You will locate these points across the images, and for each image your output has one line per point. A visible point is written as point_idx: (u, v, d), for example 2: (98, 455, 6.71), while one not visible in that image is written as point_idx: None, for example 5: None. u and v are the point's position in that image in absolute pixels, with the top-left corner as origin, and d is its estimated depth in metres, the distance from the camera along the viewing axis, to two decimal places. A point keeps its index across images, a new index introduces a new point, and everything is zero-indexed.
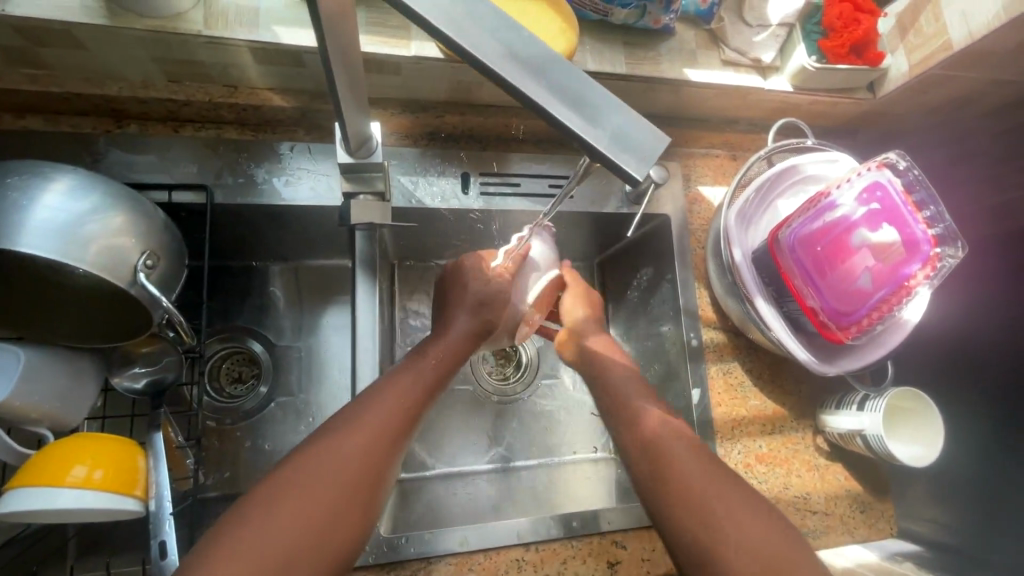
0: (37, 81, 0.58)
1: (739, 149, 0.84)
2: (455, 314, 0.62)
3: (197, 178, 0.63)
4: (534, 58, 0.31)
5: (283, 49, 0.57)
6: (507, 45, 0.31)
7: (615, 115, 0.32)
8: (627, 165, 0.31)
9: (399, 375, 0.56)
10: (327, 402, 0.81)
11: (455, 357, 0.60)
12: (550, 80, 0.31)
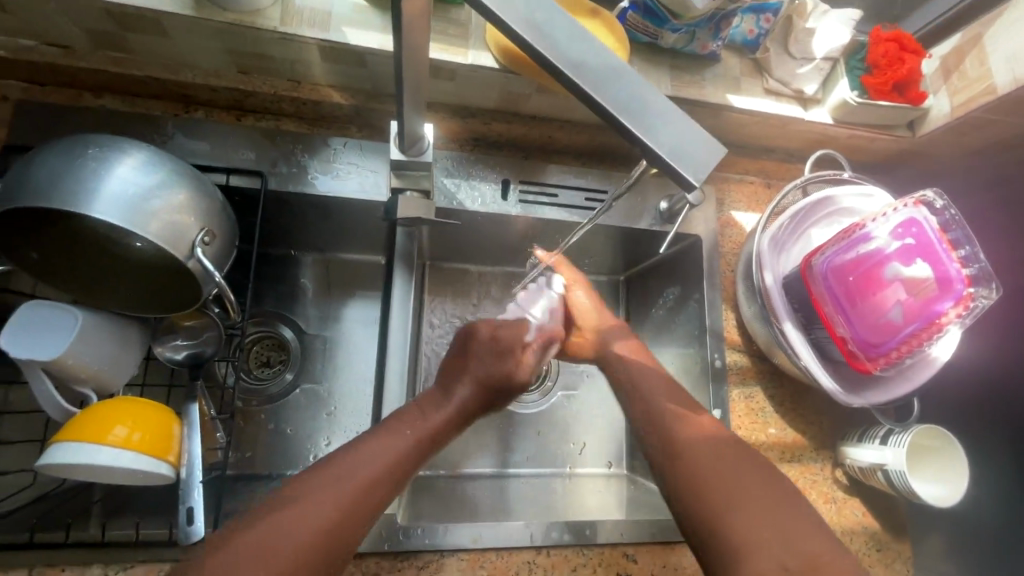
0: (118, 64, 0.62)
1: (773, 177, 0.85)
2: (461, 384, 0.61)
3: (254, 165, 0.66)
4: (604, 69, 0.34)
5: (350, 49, 0.60)
6: (578, 53, 0.33)
7: (672, 126, 0.34)
8: (684, 174, 0.33)
9: (397, 424, 0.55)
10: (348, 393, 0.83)
11: (454, 420, 0.59)
12: (618, 90, 0.33)
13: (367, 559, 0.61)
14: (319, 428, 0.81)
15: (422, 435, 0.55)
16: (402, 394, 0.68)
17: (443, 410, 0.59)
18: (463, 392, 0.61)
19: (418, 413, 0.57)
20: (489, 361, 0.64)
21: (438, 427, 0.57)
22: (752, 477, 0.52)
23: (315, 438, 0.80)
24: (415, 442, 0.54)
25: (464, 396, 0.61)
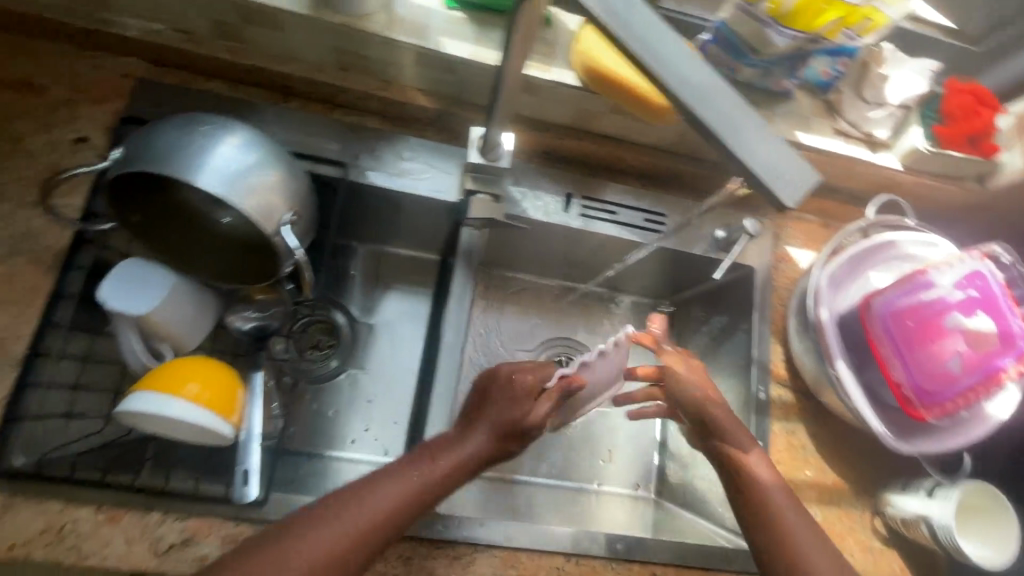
0: (232, 53, 0.68)
1: (832, 218, 0.85)
2: (478, 425, 0.58)
3: (338, 155, 0.71)
4: (709, 90, 0.36)
5: (444, 57, 0.64)
6: (686, 73, 0.36)
7: (772, 148, 0.36)
8: (777, 194, 0.36)
9: (401, 468, 0.54)
10: (392, 381, 0.87)
11: (462, 471, 0.56)
12: (718, 110, 0.35)
13: (403, 542, 0.62)
14: (361, 414, 0.84)
15: (424, 480, 0.53)
16: (449, 388, 0.70)
17: (452, 457, 0.55)
18: (472, 443, 0.57)
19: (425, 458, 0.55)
20: (512, 411, 0.58)
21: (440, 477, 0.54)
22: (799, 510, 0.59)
23: (356, 422, 0.84)
24: (415, 490, 0.53)
25: (472, 446, 0.56)
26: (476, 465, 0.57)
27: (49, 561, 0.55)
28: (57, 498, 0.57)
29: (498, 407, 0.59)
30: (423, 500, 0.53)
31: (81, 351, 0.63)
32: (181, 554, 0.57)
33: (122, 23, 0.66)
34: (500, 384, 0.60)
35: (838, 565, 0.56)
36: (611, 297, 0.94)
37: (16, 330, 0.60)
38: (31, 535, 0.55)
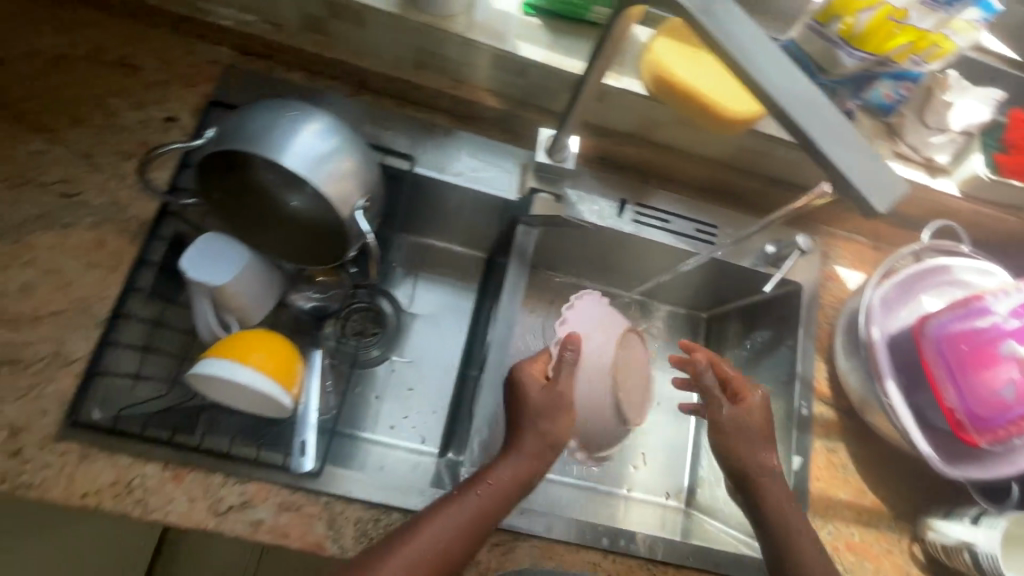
0: (316, 46, 0.71)
1: (881, 241, 0.86)
2: (524, 435, 0.64)
3: (407, 148, 0.74)
4: (808, 99, 0.38)
5: (519, 60, 0.67)
6: (787, 83, 0.38)
7: (867, 160, 0.38)
8: (868, 202, 0.38)
9: (451, 500, 0.59)
10: (430, 374, 0.85)
11: (508, 494, 0.61)
12: (815, 120, 0.38)
13: None
14: (401, 401, 0.82)
15: (474, 514, 0.59)
16: (496, 379, 0.73)
17: (493, 488, 0.61)
18: (509, 468, 0.62)
19: (468, 494, 0.60)
20: (546, 412, 0.65)
21: (486, 509, 0.59)
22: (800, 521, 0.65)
23: (394, 409, 0.82)
24: (465, 527, 0.58)
25: (511, 472, 0.62)
26: (518, 488, 0.62)
27: (117, 512, 0.58)
28: (127, 453, 0.60)
29: (533, 426, 0.64)
30: (479, 530, 0.58)
31: (148, 315, 0.66)
32: (239, 517, 0.60)
33: (219, 13, 0.71)
34: (523, 379, 0.67)
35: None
36: (648, 305, 0.94)
37: (100, 294, 0.63)
38: (103, 486, 0.58)
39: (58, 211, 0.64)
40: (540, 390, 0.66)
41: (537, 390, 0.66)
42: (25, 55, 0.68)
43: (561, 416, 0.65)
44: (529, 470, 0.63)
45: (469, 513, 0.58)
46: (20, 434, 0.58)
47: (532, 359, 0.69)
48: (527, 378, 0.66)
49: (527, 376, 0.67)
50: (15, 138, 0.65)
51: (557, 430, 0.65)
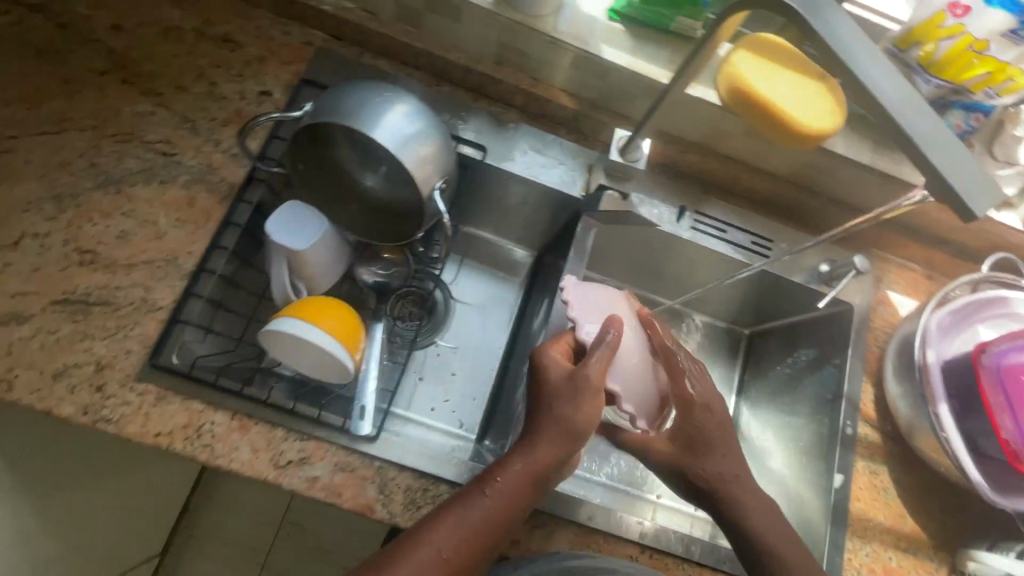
0: (407, 36, 0.75)
1: (936, 270, 0.86)
2: (546, 422, 0.57)
3: (480, 139, 0.77)
4: (911, 105, 0.41)
5: (601, 62, 0.71)
6: (889, 92, 0.42)
7: (965, 164, 0.41)
8: (969, 204, 0.41)
9: (458, 501, 0.55)
10: (474, 361, 0.86)
11: (527, 483, 0.56)
12: (918, 125, 0.41)
13: None
14: (443, 384, 0.84)
15: (480, 520, 0.54)
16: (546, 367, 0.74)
17: (501, 491, 0.55)
18: (518, 467, 0.56)
19: (473, 498, 0.55)
20: (567, 396, 0.57)
21: (494, 515, 0.55)
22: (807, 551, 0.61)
23: (436, 392, 0.83)
24: (469, 534, 0.53)
25: (521, 471, 0.56)
26: (529, 488, 0.56)
27: (185, 454, 0.61)
28: (200, 399, 0.63)
29: (552, 413, 0.57)
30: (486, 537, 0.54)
31: (220, 270, 0.68)
32: (297, 471, 0.63)
33: None
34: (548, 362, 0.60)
35: None
36: (685, 314, 0.97)
37: (187, 248, 0.67)
38: (173, 428, 0.61)
39: (158, 168, 0.69)
40: (560, 375, 0.58)
41: (553, 378, 0.58)
42: (140, 24, 0.73)
43: (584, 399, 0.57)
44: (552, 456, 0.57)
45: (481, 516, 0.54)
46: (105, 370, 0.62)
47: (554, 340, 0.62)
48: (550, 363, 0.59)
49: (551, 362, 0.59)
50: (125, 98, 0.70)
51: (584, 415, 0.57)
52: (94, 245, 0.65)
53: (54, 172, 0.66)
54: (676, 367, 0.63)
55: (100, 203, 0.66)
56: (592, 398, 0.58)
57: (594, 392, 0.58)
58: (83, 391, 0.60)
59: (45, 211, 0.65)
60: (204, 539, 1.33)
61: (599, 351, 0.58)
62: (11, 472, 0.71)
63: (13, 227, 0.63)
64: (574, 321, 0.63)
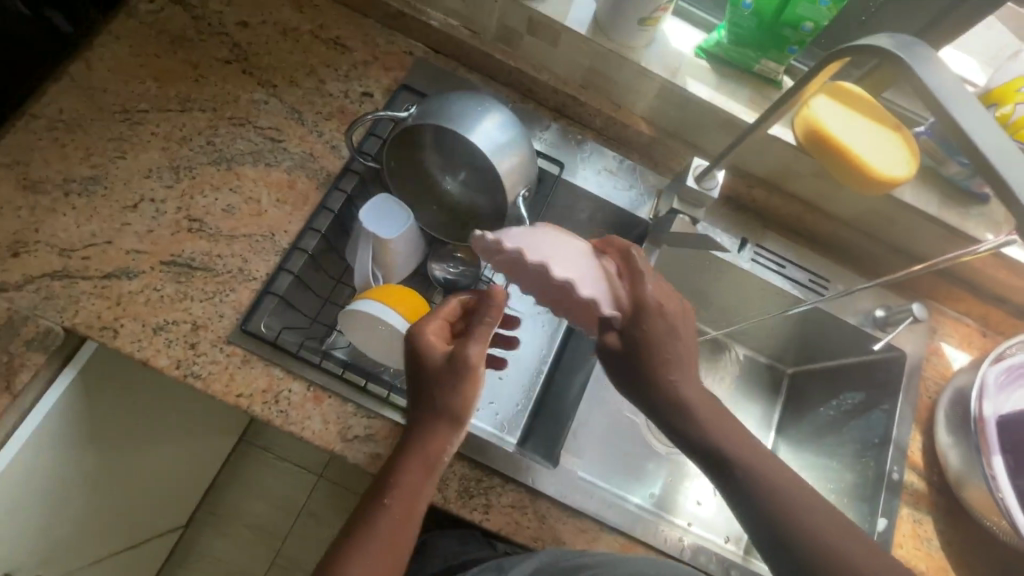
0: (502, 54, 0.81)
1: (991, 327, 0.87)
2: (430, 418, 0.55)
3: (558, 156, 0.82)
4: (1011, 153, 0.44)
5: (684, 94, 0.75)
6: (992, 140, 0.44)
7: None
8: None
9: (359, 527, 0.53)
10: (522, 368, 0.89)
11: (421, 476, 0.55)
12: (1019, 172, 0.43)
13: (541, 500, 0.69)
14: (490, 386, 0.86)
15: (389, 529, 0.53)
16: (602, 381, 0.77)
17: (400, 496, 0.54)
18: (411, 465, 0.55)
19: (375, 511, 0.54)
20: (443, 382, 0.55)
21: (399, 521, 0.54)
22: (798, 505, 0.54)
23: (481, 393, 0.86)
24: (379, 550, 0.52)
25: (414, 471, 0.55)
26: (426, 480, 0.55)
27: (262, 416, 0.65)
28: (280, 367, 0.67)
29: (431, 405, 0.55)
30: (401, 542, 0.53)
31: (311, 249, 0.72)
32: (362, 446, 0.66)
33: (427, 13, 0.81)
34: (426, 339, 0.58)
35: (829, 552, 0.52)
36: (727, 345, 0.99)
37: (284, 227, 0.72)
38: (254, 391, 0.65)
39: (265, 151, 0.75)
40: (440, 357, 0.56)
41: (432, 366, 0.56)
42: (264, 21, 0.80)
43: (462, 379, 0.55)
44: (441, 445, 0.55)
45: (383, 527, 0.53)
46: (199, 329, 0.66)
47: (428, 318, 0.60)
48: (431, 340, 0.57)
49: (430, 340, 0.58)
50: (243, 86, 0.77)
51: (468, 400, 0.56)
52: (202, 214, 0.70)
53: (176, 145, 0.72)
54: (631, 271, 0.58)
55: (212, 177, 0.72)
56: (468, 371, 0.55)
57: (471, 373, 0.55)
58: (177, 347, 0.65)
59: (164, 179, 0.71)
60: (223, 518, 1.34)
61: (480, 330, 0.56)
62: (89, 418, 0.75)
63: (135, 191, 0.70)
64: (520, 250, 0.57)
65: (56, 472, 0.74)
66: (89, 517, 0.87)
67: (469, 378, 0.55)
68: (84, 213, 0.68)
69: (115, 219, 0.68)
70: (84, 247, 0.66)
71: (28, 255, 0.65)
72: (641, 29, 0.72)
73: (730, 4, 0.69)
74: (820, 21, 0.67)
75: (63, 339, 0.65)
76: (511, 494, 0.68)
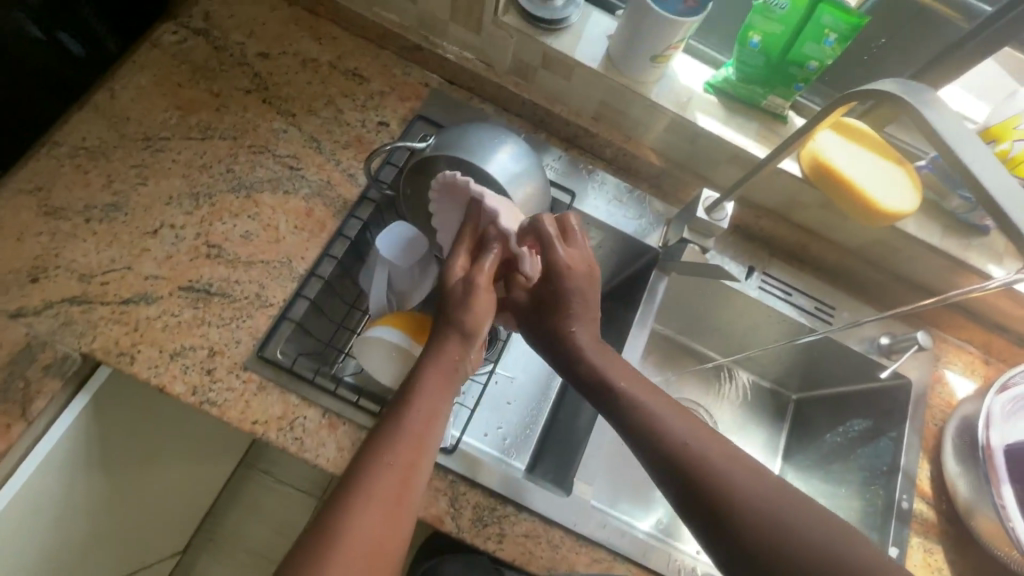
0: (516, 87, 0.84)
1: (993, 355, 0.89)
2: (448, 332, 0.57)
3: (569, 185, 0.84)
4: (1017, 197, 0.45)
5: (693, 127, 0.78)
6: (1000, 182, 0.46)
7: None
8: None
9: (383, 432, 0.52)
10: (532, 392, 0.90)
11: (443, 386, 0.55)
12: None
13: (554, 530, 0.69)
14: (499, 411, 0.87)
15: (409, 442, 0.51)
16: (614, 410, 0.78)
17: (422, 403, 0.54)
18: (427, 382, 0.55)
19: (398, 417, 0.53)
20: (457, 299, 0.58)
21: (420, 432, 0.53)
22: (740, 481, 0.52)
23: (490, 418, 0.86)
24: (406, 452, 0.51)
25: (430, 388, 0.55)
26: (445, 391, 0.55)
27: (277, 443, 0.65)
28: (296, 394, 0.67)
29: (451, 320, 0.58)
30: (420, 457, 0.52)
31: (327, 276, 0.73)
32: None
33: (444, 47, 0.84)
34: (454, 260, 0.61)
35: (767, 521, 0.50)
36: (733, 370, 1.00)
37: (301, 253, 0.73)
38: (270, 417, 0.65)
39: (283, 179, 0.76)
40: (457, 280, 0.60)
41: (449, 290, 0.59)
42: (285, 53, 0.83)
43: (476, 299, 0.58)
44: (457, 356, 0.57)
45: (409, 431, 0.52)
46: (216, 356, 0.66)
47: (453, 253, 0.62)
48: (453, 261, 0.61)
49: (457, 267, 0.60)
50: (264, 115, 0.79)
51: (481, 318, 0.58)
52: (220, 240, 0.71)
53: (196, 172, 0.74)
54: (549, 240, 0.63)
55: (231, 204, 0.73)
56: (481, 289, 0.58)
57: (486, 286, 0.58)
58: (194, 373, 0.65)
59: (183, 206, 0.72)
60: (222, 542, 1.32)
61: (490, 253, 0.60)
62: (99, 443, 0.74)
63: (155, 217, 0.71)
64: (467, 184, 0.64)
65: (63, 498, 0.73)
66: (91, 543, 0.86)
67: (484, 296, 0.58)
68: (103, 239, 0.68)
69: (135, 245, 0.69)
70: (103, 273, 0.67)
71: (48, 280, 0.65)
72: (652, 66, 0.74)
73: (738, 43, 0.72)
74: (825, 60, 0.69)
75: (78, 365, 0.65)
76: (525, 523, 0.68)
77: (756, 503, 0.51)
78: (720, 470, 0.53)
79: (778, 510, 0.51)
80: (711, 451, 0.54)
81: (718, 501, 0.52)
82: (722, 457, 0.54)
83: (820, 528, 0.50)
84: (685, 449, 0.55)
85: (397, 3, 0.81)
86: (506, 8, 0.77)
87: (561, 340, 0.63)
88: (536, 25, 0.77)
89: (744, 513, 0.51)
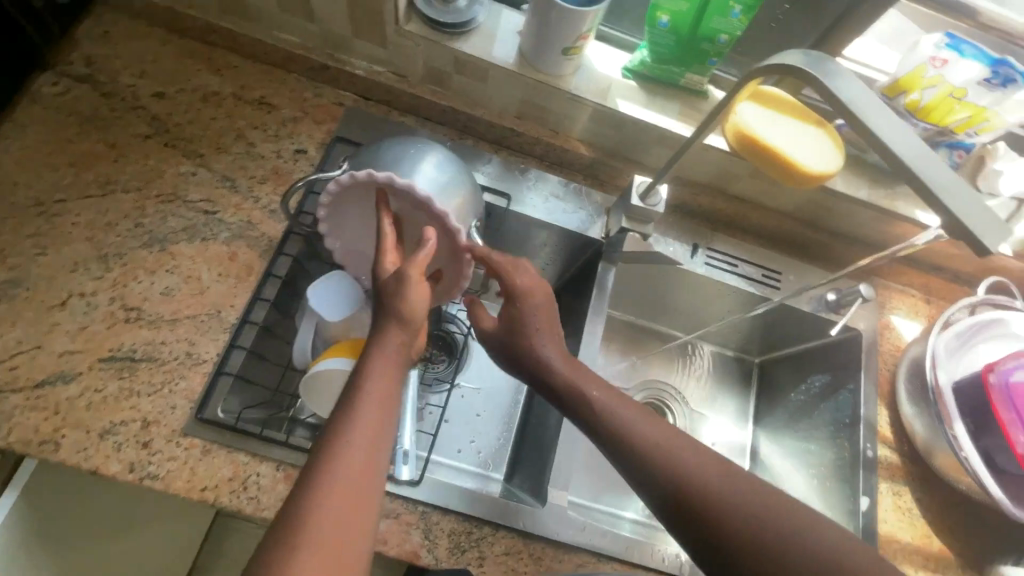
0: (433, 94, 0.81)
1: (933, 294, 0.92)
2: (387, 322, 0.57)
3: (501, 187, 0.81)
4: (923, 156, 0.46)
5: (616, 114, 0.77)
6: (905, 143, 0.46)
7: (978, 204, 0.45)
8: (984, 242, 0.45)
9: (339, 419, 0.50)
10: (500, 400, 0.88)
11: (393, 368, 0.54)
12: (934, 171, 0.45)
13: (534, 542, 0.68)
14: (468, 425, 0.85)
15: (367, 425, 0.50)
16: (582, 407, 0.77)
17: (375, 386, 0.52)
18: (376, 365, 0.54)
19: (353, 401, 0.51)
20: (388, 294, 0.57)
21: (377, 413, 0.51)
22: (708, 476, 0.53)
23: (461, 434, 0.84)
24: (365, 435, 0.49)
25: (380, 373, 0.53)
26: (396, 373, 0.54)
27: (232, 507, 0.61)
28: (245, 451, 0.63)
29: (391, 307, 0.57)
30: (378, 442, 0.50)
31: (262, 321, 0.69)
32: None
33: (352, 63, 0.80)
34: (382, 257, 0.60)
35: (738, 510, 0.51)
36: (695, 345, 1.00)
37: (230, 302, 0.69)
38: (219, 481, 0.62)
39: (200, 226, 0.71)
40: (388, 277, 0.58)
41: (382, 286, 0.58)
42: (182, 90, 0.77)
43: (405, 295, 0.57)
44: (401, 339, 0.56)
45: (365, 412, 0.50)
46: (151, 427, 0.62)
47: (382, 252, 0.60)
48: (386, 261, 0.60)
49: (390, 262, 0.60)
50: (168, 160, 0.73)
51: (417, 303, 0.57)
52: (138, 302, 0.67)
53: (101, 232, 0.68)
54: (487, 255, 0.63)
55: (145, 261, 0.68)
56: (413, 280, 0.57)
57: (417, 275, 0.57)
58: (129, 449, 0.61)
59: (92, 271, 0.67)
60: None
61: (423, 246, 0.58)
62: (32, 534, 0.69)
63: (61, 287, 0.65)
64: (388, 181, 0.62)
65: None
66: None
67: (414, 288, 0.57)
68: (4, 320, 0.63)
69: (42, 321, 0.63)
70: (9, 357, 0.61)
71: None
72: (566, 58, 0.73)
73: (648, 25, 0.71)
74: (734, 33, 0.69)
75: None
76: (504, 540, 0.67)
77: (726, 496, 0.52)
78: (687, 467, 0.54)
79: (749, 499, 0.51)
80: (678, 451, 0.55)
81: (689, 499, 0.52)
82: (687, 454, 0.55)
83: (798, 522, 0.50)
84: (651, 450, 0.55)
85: (294, 23, 0.76)
86: (408, 17, 0.74)
87: (518, 349, 0.63)
88: (442, 30, 0.74)
89: (716, 506, 0.51)
